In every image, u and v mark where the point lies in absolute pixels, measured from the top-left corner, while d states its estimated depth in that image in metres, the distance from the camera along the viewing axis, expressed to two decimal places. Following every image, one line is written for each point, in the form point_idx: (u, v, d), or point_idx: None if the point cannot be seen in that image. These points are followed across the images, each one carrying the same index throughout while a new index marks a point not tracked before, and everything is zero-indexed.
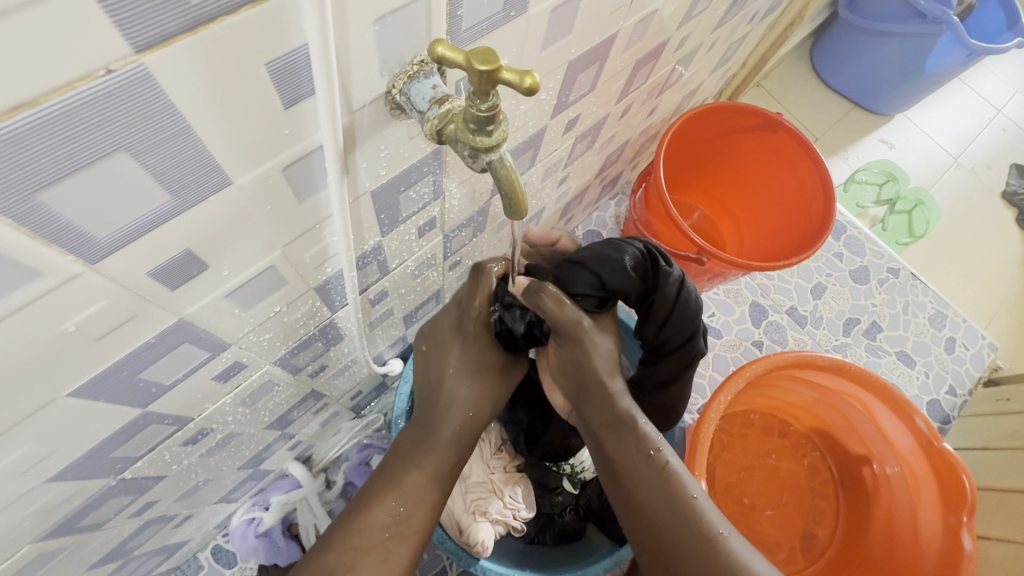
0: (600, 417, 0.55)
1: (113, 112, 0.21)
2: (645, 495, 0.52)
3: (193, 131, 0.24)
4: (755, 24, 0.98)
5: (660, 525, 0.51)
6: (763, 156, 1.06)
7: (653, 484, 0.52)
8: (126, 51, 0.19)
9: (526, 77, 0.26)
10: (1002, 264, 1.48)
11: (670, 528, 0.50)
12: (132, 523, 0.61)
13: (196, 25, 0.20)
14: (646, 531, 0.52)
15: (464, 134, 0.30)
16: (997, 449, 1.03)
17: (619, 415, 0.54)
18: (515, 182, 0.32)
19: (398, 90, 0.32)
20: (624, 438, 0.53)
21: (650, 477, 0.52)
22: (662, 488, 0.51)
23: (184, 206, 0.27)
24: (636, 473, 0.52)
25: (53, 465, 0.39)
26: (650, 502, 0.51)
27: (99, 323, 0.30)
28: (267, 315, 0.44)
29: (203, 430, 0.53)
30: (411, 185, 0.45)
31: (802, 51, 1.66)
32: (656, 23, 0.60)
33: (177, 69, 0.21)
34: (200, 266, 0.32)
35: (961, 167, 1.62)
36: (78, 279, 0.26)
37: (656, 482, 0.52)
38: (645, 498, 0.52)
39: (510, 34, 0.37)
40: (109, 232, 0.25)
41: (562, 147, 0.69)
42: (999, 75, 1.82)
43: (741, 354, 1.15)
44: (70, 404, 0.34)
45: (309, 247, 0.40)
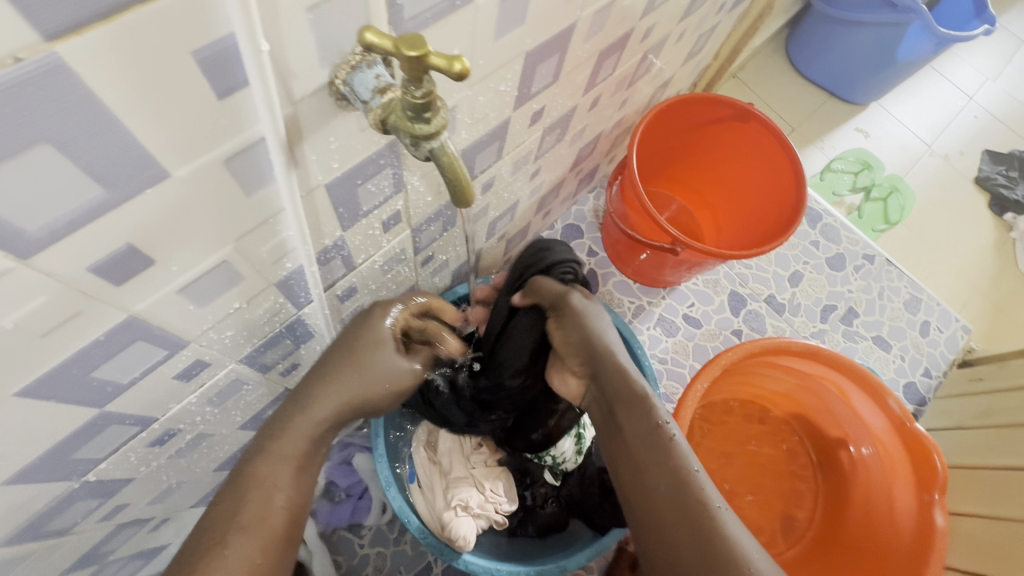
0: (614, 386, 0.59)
1: (31, 101, 0.21)
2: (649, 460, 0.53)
3: (120, 123, 0.24)
4: (724, 14, 0.99)
5: (656, 496, 0.51)
6: (735, 146, 1.07)
7: (661, 456, 0.53)
8: (35, 39, 0.19)
9: (455, 63, 0.26)
10: (976, 248, 1.51)
11: (664, 496, 0.51)
12: (104, 527, 0.60)
13: (109, 12, 0.20)
14: (638, 488, 0.53)
15: (403, 121, 0.30)
16: (971, 428, 1.05)
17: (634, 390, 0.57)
18: (459, 169, 0.32)
19: (341, 80, 0.32)
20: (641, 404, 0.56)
21: (657, 449, 0.53)
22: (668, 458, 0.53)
23: (119, 200, 0.27)
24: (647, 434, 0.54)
25: (8, 468, 0.38)
26: (656, 470, 0.52)
27: (41, 319, 0.29)
28: (226, 311, 0.44)
29: (171, 431, 0.53)
30: (369, 178, 0.45)
31: (777, 42, 1.68)
32: (617, 13, 0.60)
33: (94, 58, 0.21)
34: (146, 261, 0.32)
35: (935, 154, 1.65)
36: (10, 274, 0.26)
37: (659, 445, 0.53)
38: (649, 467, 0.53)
39: (457, 25, 0.38)
40: (40, 226, 0.25)
41: (530, 140, 0.70)
42: (971, 63, 1.85)
43: (721, 343, 1.16)
44: (19, 404, 0.33)
45: (265, 242, 0.40)
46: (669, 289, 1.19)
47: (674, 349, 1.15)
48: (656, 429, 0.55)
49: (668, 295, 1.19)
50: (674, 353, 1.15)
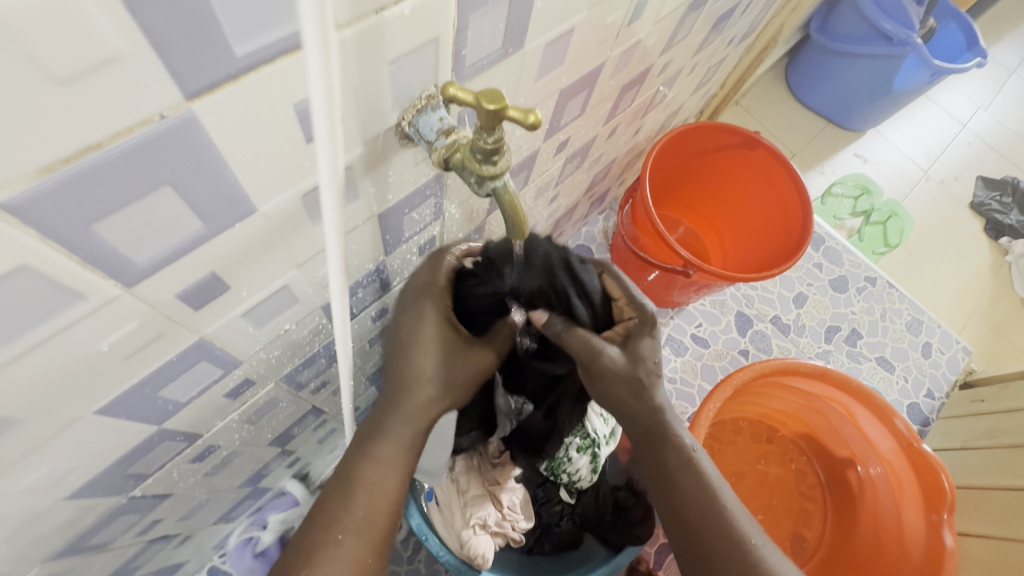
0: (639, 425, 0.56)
1: (164, 150, 0.23)
2: (687, 498, 0.56)
3: (227, 166, 0.26)
4: (732, 48, 1.03)
5: (704, 532, 0.54)
6: (742, 171, 1.11)
7: (695, 492, 0.56)
8: (178, 98, 0.22)
9: (530, 115, 0.29)
10: (973, 271, 1.55)
11: (708, 533, 0.54)
12: (135, 543, 0.61)
13: (238, 73, 0.23)
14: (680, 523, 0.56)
15: (471, 163, 0.33)
16: (974, 449, 1.07)
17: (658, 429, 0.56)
18: (517, 205, 0.35)
19: (407, 122, 0.35)
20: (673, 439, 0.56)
21: (689, 483, 0.56)
22: (705, 496, 0.55)
23: (214, 232, 0.29)
24: (682, 470, 0.56)
25: (70, 484, 0.40)
26: (697, 509, 0.55)
27: (129, 342, 0.31)
28: (277, 333, 0.46)
29: (210, 447, 0.55)
30: (415, 207, 0.48)
31: (777, 71, 1.74)
32: (640, 52, 0.64)
33: (218, 112, 0.24)
34: (223, 288, 0.34)
35: (931, 179, 1.70)
36: (116, 302, 0.28)
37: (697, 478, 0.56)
38: (691, 505, 0.55)
39: (507, 69, 0.40)
40: (146, 257, 0.27)
41: (553, 167, 0.73)
42: (962, 93, 1.92)
43: (729, 363, 1.18)
44: (94, 421, 0.35)
45: (320, 267, 0.42)
46: (677, 309, 1.22)
47: (683, 368, 1.17)
48: (688, 460, 0.57)
49: (677, 316, 1.22)
50: (683, 373, 1.17)
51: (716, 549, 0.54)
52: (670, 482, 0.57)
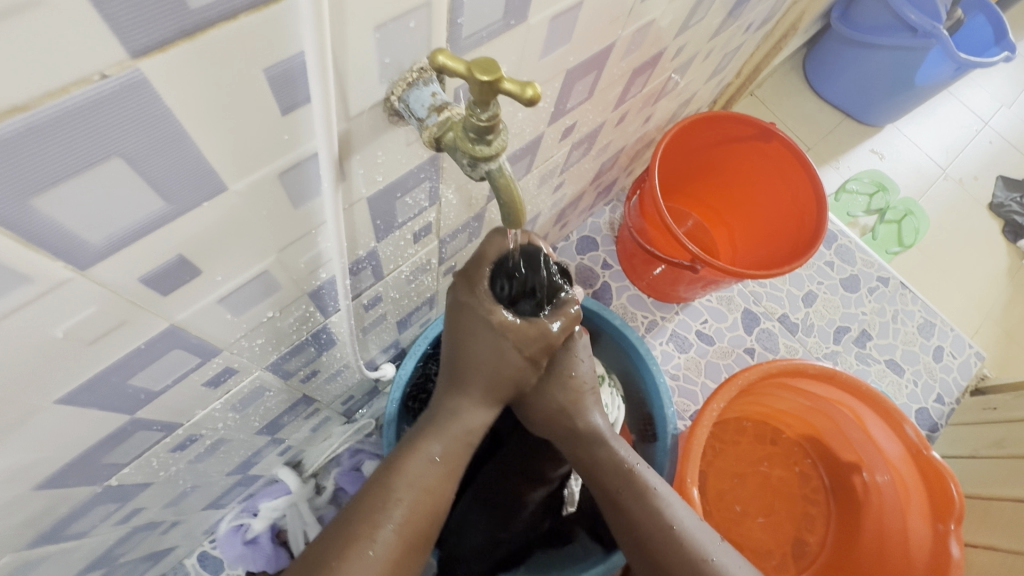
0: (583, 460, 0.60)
1: (110, 116, 0.20)
2: (634, 520, 0.55)
3: (189, 138, 0.24)
4: (749, 34, 0.99)
5: (657, 549, 0.54)
6: (755, 165, 1.07)
7: (641, 511, 0.55)
8: (123, 55, 0.19)
9: (528, 88, 0.26)
10: (988, 274, 1.50)
11: (662, 550, 0.54)
12: (117, 530, 0.59)
13: (193, 31, 0.20)
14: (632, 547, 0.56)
15: (464, 142, 0.30)
16: (986, 457, 1.03)
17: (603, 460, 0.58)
18: (514, 191, 0.32)
19: (397, 96, 0.32)
20: (609, 461, 0.58)
21: (635, 506, 0.56)
22: (655, 524, 0.54)
23: (179, 211, 0.27)
24: (624, 492, 0.56)
25: (38, 474, 0.38)
26: (645, 528, 0.55)
27: (90, 328, 0.29)
28: (259, 320, 0.43)
29: (193, 436, 0.53)
30: (408, 191, 0.45)
31: (795, 61, 1.68)
32: (653, 33, 0.60)
33: (172, 75, 0.21)
34: (193, 272, 0.32)
35: (949, 178, 1.64)
36: (68, 285, 0.25)
37: (637, 497, 0.56)
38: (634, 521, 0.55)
39: (509, 43, 0.37)
40: (100, 237, 0.25)
41: (558, 154, 0.69)
42: (986, 89, 1.86)
43: (733, 362, 1.15)
44: (58, 410, 0.33)
45: (304, 253, 0.39)
46: (683, 305, 1.18)
47: (686, 365, 1.14)
48: (629, 477, 0.57)
49: (682, 311, 1.19)
50: (686, 370, 1.14)
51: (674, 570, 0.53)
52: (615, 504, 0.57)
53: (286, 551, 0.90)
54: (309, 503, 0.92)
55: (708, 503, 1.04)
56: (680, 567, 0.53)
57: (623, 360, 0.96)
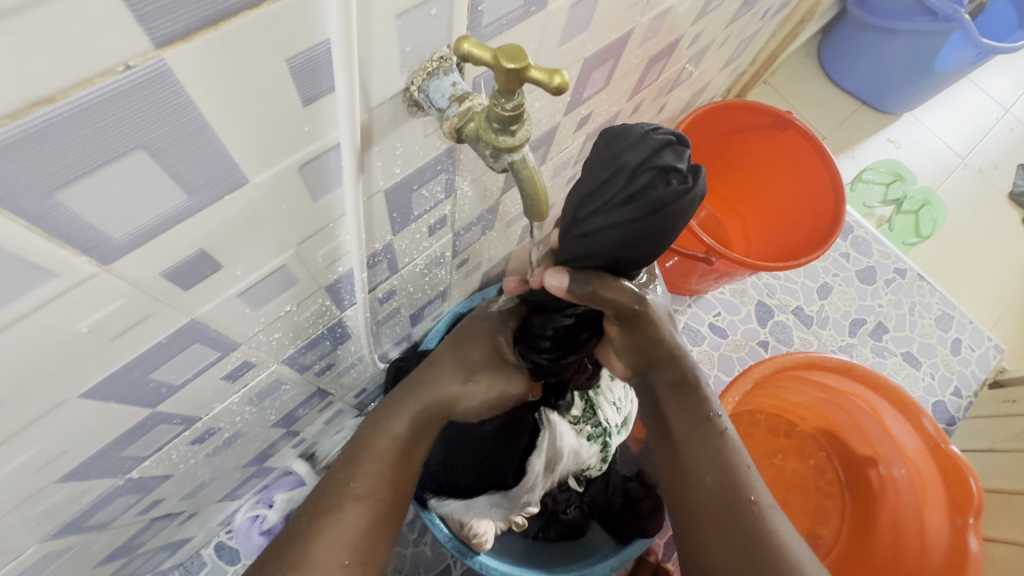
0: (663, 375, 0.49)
1: (134, 108, 0.20)
2: (698, 453, 0.47)
3: (211, 130, 0.23)
4: (766, 21, 0.97)
5: (712, 489, 0.45)
6: (771, 154, 1.05)
7: (708, 444, 0.47)
8: (147, 46, 0.19)
9: (556, 76, 0.26)
10: (1008, 265, 1.47)
11: (719, 491, 0.45)
12: (137, 522, 0.60)
13: (217, 20, 0.20)
14: (694, 510, 0.46)
15: (487, 133, 0.29)
16: (1004, 451, 1.02)
17: (685, 376, 0.49)
18: (537, 182, 0.31)
19: (417, 87, 0.31)
20: (688, 393, 0.49)
21: (707, 463, 0.46)
22: (717, 457, 0.46)
23: (200, 206, 0.27)
24: (696, 436, 0.47)
25: (61, 467, 0.38)
26: (705, 458, 0.46)
27: (113, 323, 0.29)
28: (277, 315, 0.43)
29: (211, 430, 0.53)
30: (425, 183, 0.44)
31: (810, 48, 1.65)
32: (671, 20, 0.59)
33: (195, 66, 0.20)
34: (214, 266, 0.32)
35: (968, 167, 1.61)
36: (92, 280, 0.25)
37: (712, 451, 0.46)
38: (699, 480, 0.46)
39: (528, 31, 0.37)
40: (124, 232, 0.24)
41: (573, 144, 0.69)
42: (1007, 75, 1.81)
43: (747, 354, 1.14)
44: (82, 404, 0.33)
45: (322, 246, 0.39)
46: (696, 297, 1.17)
47: (699, 358, 1.13)
48: (695, 399, 0.48)
49: (694, 303, 1.17)
50: (699, 363, 1.13)
51: (724, 514, 0.44)
52: (681, 455, 0.47)
53: None
54: None
55: None
56: (729, 508, 0.44)
57: None
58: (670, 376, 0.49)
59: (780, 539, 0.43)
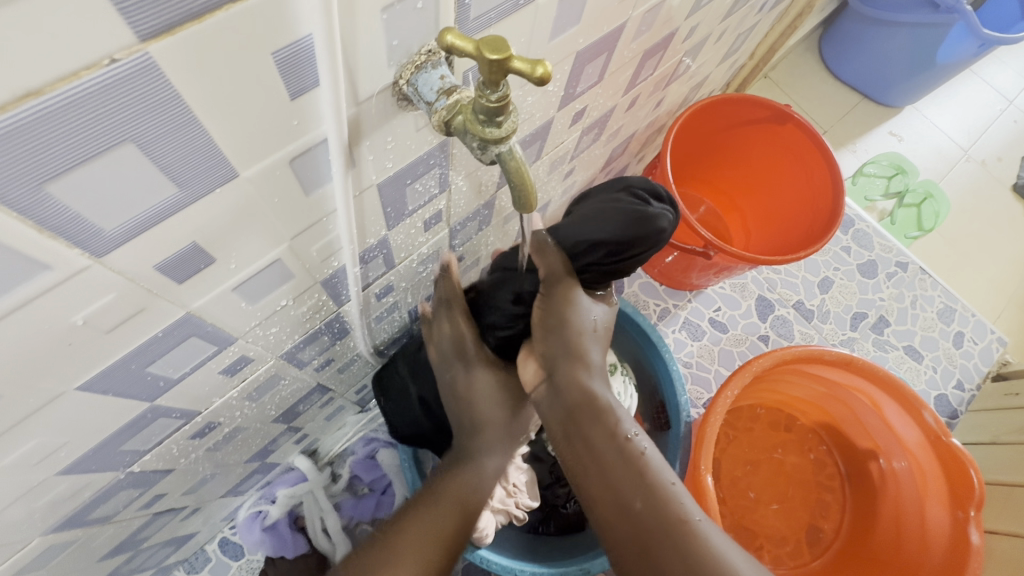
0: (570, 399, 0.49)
1: (121, 101, 0.21)
2: (619, 480, 0.46)
3: (199, 123, 0.24)
4: (764, 14, 0.97)
5: (641, 515, 0.45)
6: (769, 148, 1.05)
7: (627, 468, 0.46)
8: (130, 39, 0.19)
9: (538, 67, 0.26)
10: (1012, 258, 1.46)
11: (643, 516, 0.45)
12: (140, 516, 0.61)
13: (200, 13, 0.20)
14: (632, 544, 0.45)
15: (473, 125, 0.30)
16: (1006, 444, 1.02)
17: (591, 397, 0.48)
18: (525, 174, 0.32)
19: (406, 81, 0.32)
20: (599, 417, 0.48)
21: (635, 490, 0.46)
22: (638, 480, 0.46)
23: (191, 199, 0.27)
24: (618, 464, 0.46)
25: (62, 459, 0.39)
26: (623, 482, 0.46)
27: (108, 315, 0.30)
28: (273, 309, 0.43)
29: (211, 424, 0.53)
30: (418, 178, 0.44)
31: (811, 42, 1.64)
32: (665, 13, 0.59)
33: (180, 60, 0.21)
34: (207, 259, 0.32)
35: (971, 159, 1.60)
36: (85, 272, 0.26)
37: (635, 476, 0.46)
38: (628, 510, 0.45)
39: (517, 24, 0.37)
40: (116, 224, 0.25)
41: (569, 140, 0.69)
42: (1011, 67, 1.79)
43: (747, 349, 1.14)
44: (79, 397, 0.34)
45: (316, 241, 0.40)
46: (696, 292, 1.17)
47: (699, 353, 1.13)
48: (602, 416, 0.48)
49: (694, 299, 1.17)
50: (699, 358, 1.13)
51: (654, 539, 0.44)
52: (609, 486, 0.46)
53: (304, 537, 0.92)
54: (326, 491, 0.94)
55: (721, 490, 1.03)
56: (658, 536, 0.44)
57: (636, 350, 0.96)
58: (581, 393, 0.48)
59: (713, 551, 0.43)
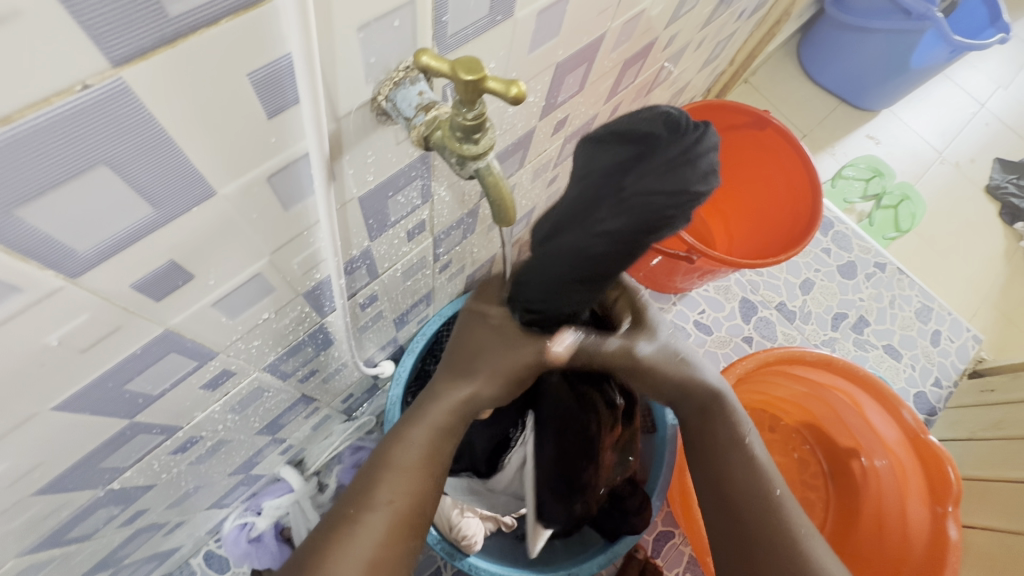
0: (691, 408, 0.57)
1: (93, 125, 0.21)
2: (734, 485, 0.55)
3: (175, 144, 0.24)
4: (742, 22, 0.99)
5: (750, 518, 0.53)
6: (750, 153, 1.06)
7: (743, 474, 0.55)
8: (103, 65, 0.19)
9: (512, 87, 0.26)
10: (986, 257, 1.50)
11: (757, 520, 0.53)
12: (122, 532, 0.60)
13: (174, 38, 0.20)
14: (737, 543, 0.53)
15: (451, 142, 0.30)
16: (983, 439, 1.04)
17: (710, 405, 0.57)
18: (503, 189, 0.32)
19: (384, 96, 0.32)
20: (718, 425, 0.56)
21: (746, 495, 0.54)
22: (752, 484, 0.54)
23: (167, 218, 0.27)
24: (734, 458, 0.56)
25: (38, 479, 0.38)
26: (741, 486, 0.55)
27: (83, 335, 0.29)
28: (255, 322, 0.43)
29: (193, 438, 0.53)
30: (400, 189, 0.44)
31: (790, 47, 1.67)
32: (644, 22, 0.60)
33: (156, 84, 0.21)
34: (185, 276, 0.32)
35: (946, 161, 1.64)
36: (59, 293, 0.26)
37: (751, 483, 0.54)
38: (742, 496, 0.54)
39: (496, 39, 0.37)
40: (90, 245, 0.25)
41: (551, 147, 0.69)
42: (982, 71, 1.85)
43: (732, 351, 1.16)
44: (55, 416, 0.33)
45: (297, 254, 0.39)
46: (681, 295, 1.19)
47: None
48: (720, 421, 0.57)
49: (679, 301, 1.19)
50: None
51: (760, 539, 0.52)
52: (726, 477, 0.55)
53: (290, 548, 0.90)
54: (312, 501, 0.93)
55: None
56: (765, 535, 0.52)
57: None
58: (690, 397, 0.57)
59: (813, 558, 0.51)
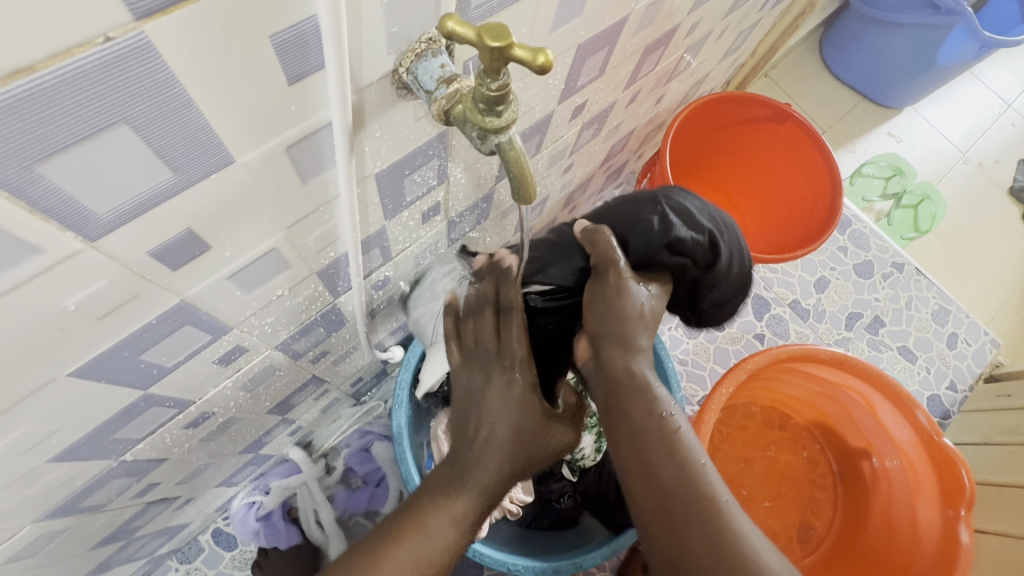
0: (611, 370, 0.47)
1: (114, 82, 0.20)
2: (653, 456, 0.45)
3: (195, 106, 0.23)
4: (765, 12, 0.97)
5: (671, 497, 0.44)
6: (767, 147, 1.05)
7: (663, 446, 0.45)
8: (126, 18, 0.19)
9: (539, 55, 0.26)
10: (1006, 260, 1.47)
11: (676, 498, 0.44)
12: (133, 505, 0.61)
13: None
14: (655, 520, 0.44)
15: (473, 114, 0.29)
16: (998, 444, 1.02)
17: (632, 371, 0.47)
18: (525, 168, 0.31)
19: (405, 69, 0.31)
20: (642, 392, 0.46)
21: (668, 468, 0.44)
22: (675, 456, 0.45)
23: (186, 184, 0.27)
24: (644, 421, 0.46)
25: (53, 446, 0.39)
26: (661, 462, 0.45)
27: (100, 301, 0.29)
28: (269, 299, 0.43)
29: (205, 414, 0.53)
30: (416, 168, 0.44)
31: (812, 41, 1.63)
32: (667, 8, 0.59)
33: (180, 39, 0.21)
34: (202, 247, 0.32)
35: (969, 161, 1.60)
36: (77, 256, 0.26)
37: (672, 457, 0.44)
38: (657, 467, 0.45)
39: (518, 15, 0.36)
40: (109, 207, 0.25)
41: (568, 134, 0.68)
42: (1010, 69, 1.80)
43: (743, 347, 1.14)
44: (72, 384, 0.34)
45: (313, 230, 0.39)
46: None
47: (695, 350, 1.14)
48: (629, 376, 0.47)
49: None
50: (695, 355, 1.13)
51: (686, 525, 0.43)
52: (652, 483, 0.45)
53: (297, 529, 0.91)
54: (320, 482, 0.94)
55: None
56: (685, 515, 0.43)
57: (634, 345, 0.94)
58: (623, 369, 0.47)
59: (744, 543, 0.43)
